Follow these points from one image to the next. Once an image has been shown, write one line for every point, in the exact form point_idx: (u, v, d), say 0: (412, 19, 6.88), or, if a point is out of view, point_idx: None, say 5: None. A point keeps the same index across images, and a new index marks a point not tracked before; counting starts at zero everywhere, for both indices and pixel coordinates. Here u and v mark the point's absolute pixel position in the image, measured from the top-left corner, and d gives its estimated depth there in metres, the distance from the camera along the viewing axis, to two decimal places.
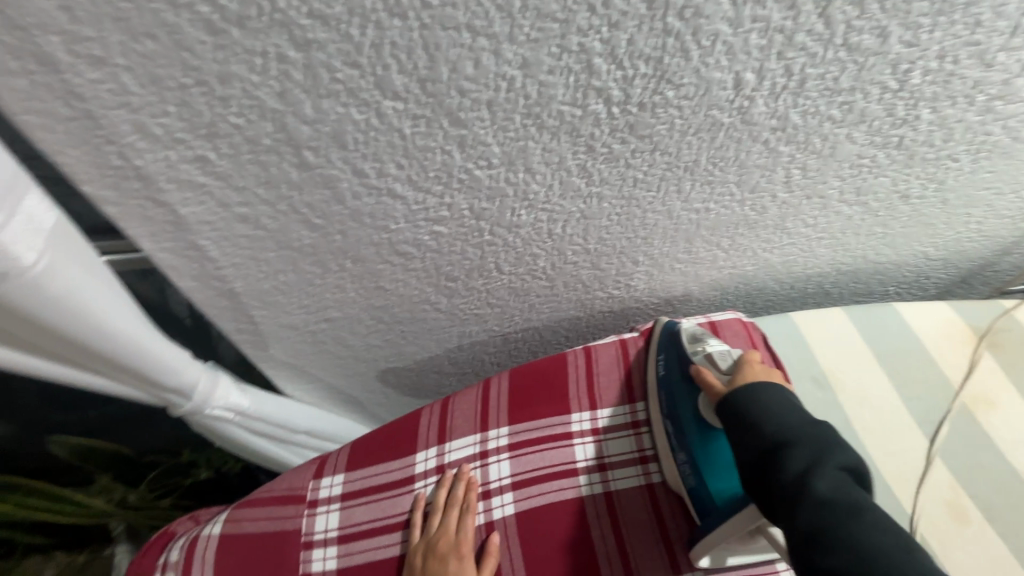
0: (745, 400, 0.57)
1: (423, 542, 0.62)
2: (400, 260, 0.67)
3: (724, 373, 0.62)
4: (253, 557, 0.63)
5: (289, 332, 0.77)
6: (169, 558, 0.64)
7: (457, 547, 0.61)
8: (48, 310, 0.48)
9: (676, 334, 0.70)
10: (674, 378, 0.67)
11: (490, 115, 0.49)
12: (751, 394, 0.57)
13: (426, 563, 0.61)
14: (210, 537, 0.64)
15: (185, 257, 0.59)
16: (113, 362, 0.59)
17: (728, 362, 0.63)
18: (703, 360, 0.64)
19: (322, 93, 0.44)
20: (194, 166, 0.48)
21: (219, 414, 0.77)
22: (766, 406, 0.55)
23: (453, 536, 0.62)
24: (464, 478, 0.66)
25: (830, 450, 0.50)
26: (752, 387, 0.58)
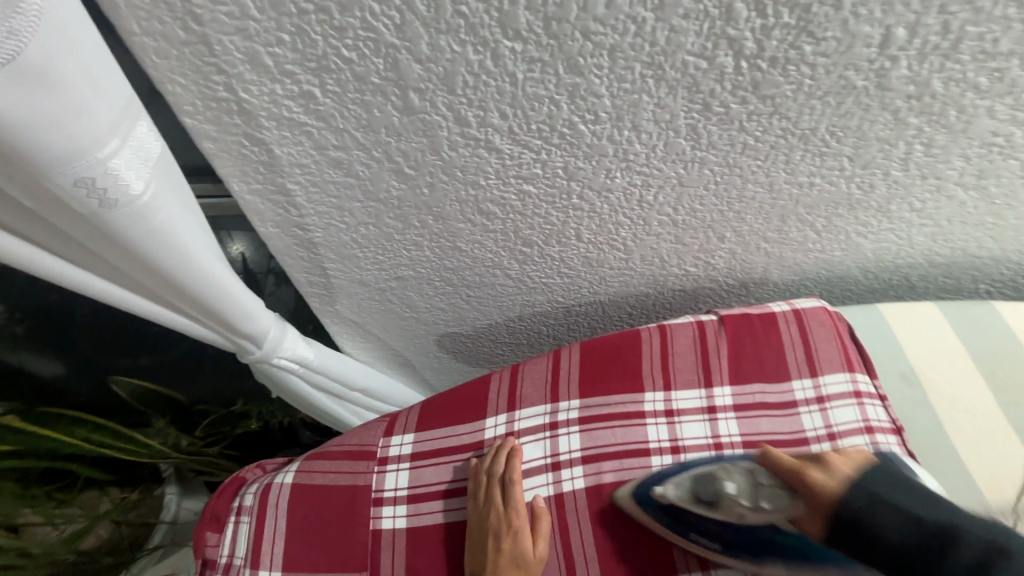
0: (862, 526, 0.48)
1: (476, 520, 0.60)
2: (483, 220, 0.64)
3: (793, 502, 0.53)
4: (322, 509, 0.63)
5: (358, 288, 0.76)
6: (243, 500, 0.65)
7: (507, 517, 0.59)
8: (148, 245, 0.48)
9: (673, 508, 0.59)
10: (736, 544, 0.57)
11: (609, 63, 0.45)
12: (854, 513, 0.49)
13: (482, 541, 0.59)
14: (282, 485, 0.65)
15: (272, 201, 0.59)
16: (196, 304, 0.59)
17: (777, 487, 0.55)
18: (754, 513, 0.55)
19: (442, 27, 0.41)
20: (297, 103, 0.47)
21: (285, 365, 0.77)
22: (894, 519, 0.47)
23: (503, 508, 0.59)
24: (508, 448, 0.63)
25: (991, 537, 0.45)
26: (844, 505, 0.49)
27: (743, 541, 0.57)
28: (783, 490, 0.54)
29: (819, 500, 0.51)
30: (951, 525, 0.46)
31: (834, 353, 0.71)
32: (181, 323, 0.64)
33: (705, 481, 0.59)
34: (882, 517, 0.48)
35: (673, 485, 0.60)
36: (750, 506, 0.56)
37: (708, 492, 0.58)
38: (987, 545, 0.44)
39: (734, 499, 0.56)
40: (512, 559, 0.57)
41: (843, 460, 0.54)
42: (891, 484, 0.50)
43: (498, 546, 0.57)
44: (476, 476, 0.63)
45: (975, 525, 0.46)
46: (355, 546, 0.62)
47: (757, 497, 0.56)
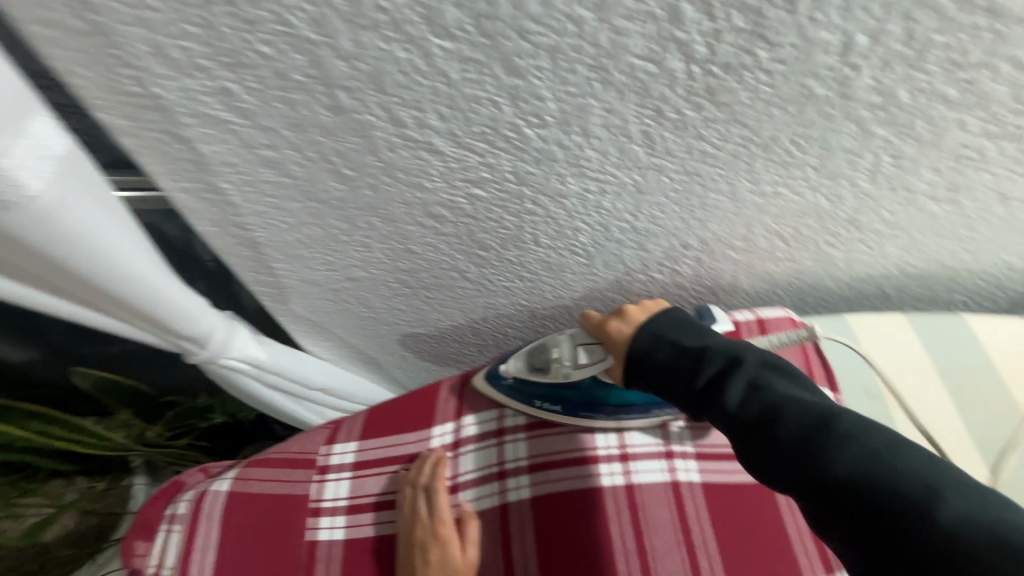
0: (644, 362, 0.56)
1: (405, 534, 0.59)
2: (432, 223, 0.62)
3: (599, 350, 0.62)
4: (257, 519, 0.62)
5: (310, 287, 0.74)
6: (178, 508, 0.63)
7: (436, 525, 0.58)
8: (56, 246, 0.45)
9: (517, 382, 0.65)
10: (573, 403, 0.64)
11: (550, 65, 0.42)
12: (639, 351, 0.57)
13: (415, 553, 0.58)
14: (218, 493, 0.63)
15: (205, 199, 0.56)
16: (123, 304, 0.56)
17: (591, 341, 0.62)
18: (575, 368, 0.62)
19: (363, 23, 0.38)
20: (217, 99, 0.44)
21: (233, 365, 0.75)
22: (663, 349, 0.55)
23: (430, 518, 0.58)
24: (433, 457, 0.62)
25: (740, 354, 0.52)
26: (631, 347, 0.57)
27: (577, 399, 0.64)
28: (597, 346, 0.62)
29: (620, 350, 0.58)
30: (709, 348, 0.53)
31: None
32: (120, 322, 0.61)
33: (539, 352, 0.65)
34: (658, 350, 0.56)
35: (513, 360, 0.66)
36: (573, 364, 0.62)
37: (540, 359, 0.65)
38: (730, 359, 0.52)
39: (561, 360, 0.63)
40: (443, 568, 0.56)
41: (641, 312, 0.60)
42: (670, 324, 0.57)
43: (430, 554, 0.57)
44: (399, 490, 0.62)
45: (729, 346, 0.53)
46: (291, 556, 0.60)
47: (578, 354, 0.63)
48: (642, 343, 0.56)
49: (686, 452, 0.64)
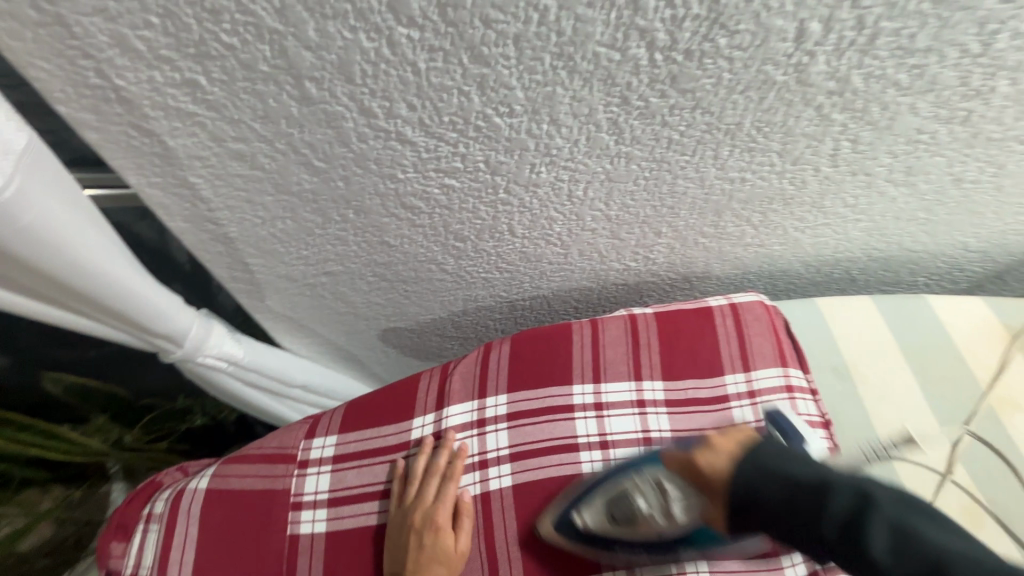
0: (748, 503, 0.46)
1: (399, 516, 0.60)
2: (408, 215, 0.62)
3: (691, 493, 0.53)
4: (238, 515, 0.61)
5: (286, 283, 0.73)
6: (155, 507, 0.63)
7: (433, 509, 0.58)
8: (19, 238, 0.44)
9: (599, 534, 0.59)
10: (662, 546, 0.58)
11: (517, 54, 0.43)
12: (737, 488, 0.47)
13: (404, 536, 0.58)
14: (196, 490, 0.63)
15: (175, 194, 0.55)
16: (94, 303, 0.56)
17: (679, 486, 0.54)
18: (668, 523, 0.56)
19: (327, 12, 0.38)
20: (183, 92, 0.43)
21: (209, 363, 0.74)
22: (772, 487, 0.45)
23: (432, 503, 0.59)
24: (448, 446, 0.63)
25: (868, 487, 0.42)
26: (730, 489, 0.47)
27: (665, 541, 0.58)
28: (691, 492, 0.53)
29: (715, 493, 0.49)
30: (828, 480, 0.43)
31: (766, 348, 0.70)
32: (93, 318, 0.60)
33: (618, 498, 0.58)
34: (760, 486, 0.45)
35: (587, 509, 0.59)
36: (663, 513, 0.56)
37: (623, 511, 0.58)
38: (859, 496, 0.41)
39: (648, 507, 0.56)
40: (434, 551, 0.56)
41: (730, 439, 0.51)
42: (769, 452, 0.48)
43: (421, 539, 0.57)
44: (402, 473, 0.62)
45: (853, 479, 0.43)
46: (272, 551, 0.60)
47: (668, 506, 0.55)
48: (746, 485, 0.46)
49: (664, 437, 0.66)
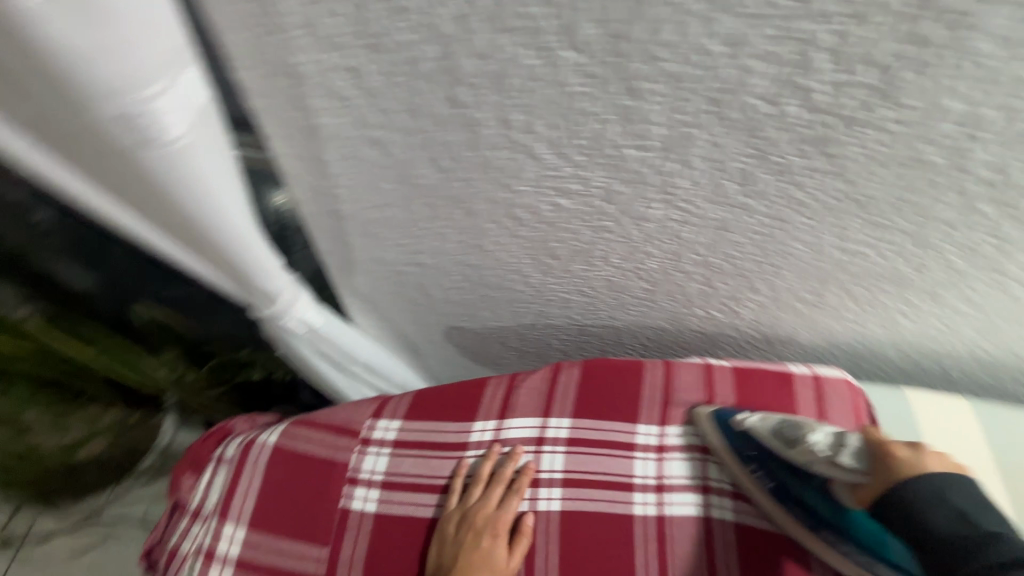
0: (905, 505, 0.45)
1: (458, 511, 0.60)
2: (511, 225, 0.63)
3: (854, 458, 0.50)
4: (297, 479, 0.64)
5: (377, 265, 0.76)
6: (227, 449, 0.67)
7: (493, 519, 0.59)
8: (181, 187, 0.49)
9: (754, 438, 0.60)
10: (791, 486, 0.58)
11: (669, 92, 0.43)
12: (908, 493, 0.45)
13: (458, 539, 0.58)
14: (265, 443, 0.66)
15: (307, 165, 0.59)
16: (216, 249, 0.60)
17: (852, 446, 0.51)
18: (825, 466, 0.52)
19: (501, 26, 0.40)
20: (346, 77, 0.46)
21: (291, 326, 0.78)
22: (939, 512, 0.43)
23: (493, 511, 0.60)
24: (515, 458, 0.63)
25: None
26: (902, 487, 0.45)
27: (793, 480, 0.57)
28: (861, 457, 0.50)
29: (886, 478, 0.47)
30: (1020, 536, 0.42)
31: (846, 426, 0.66)
32: (211, 263, 0.65)
33: (792, 428, 0.57)
34: (931, 506, 0.44)
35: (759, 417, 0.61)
36: (825, 457, 0.52)
37: (791, 434, 0.57)
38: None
39: (809, 449, 0.54)
40: (484, 559, 0.57)
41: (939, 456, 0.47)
42: (967, 489, 0.44)
43: (479, 545, 0.57)
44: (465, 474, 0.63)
45: None
46: (322, 520, 0.62)
47: (837, 452, 0.52)
48: (936, 479, 0.44)
49: (722, 489, 0.63)
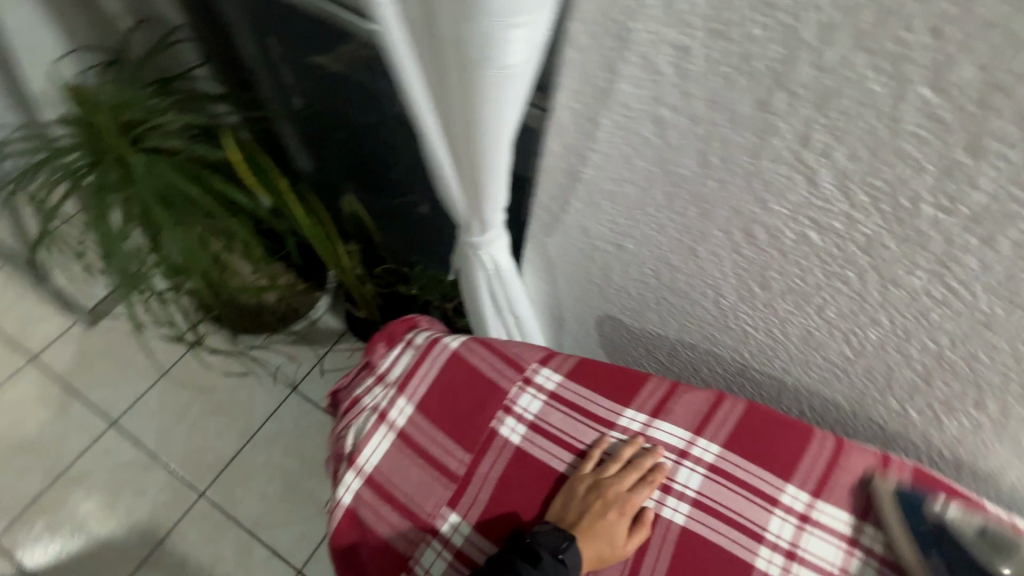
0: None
1: (591, 477, 0.64)
2: (740, 241, 0.63)
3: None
4: (463, 387, 0.69)
5: (579, 234, 0.80)
6: (415, 335, 0.72)
7: (621, 500, 0.62)
8: (486, 118, 0.56)
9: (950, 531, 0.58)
10: None
11: (1018, 161, 0.40)
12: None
13: (586, 501, 0.62)
14: (447, 345, 0.70)
15: (578, 122, 0.62)
16: (472, 176, 0.66)
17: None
18: None
19: (868, 45, 0.40)
20: (672, 54, 0.49)
21: (483, 258, 0.86)
22: None
23: (625, 491, 0.63)
24: (656, 455, 0.65)
25: None
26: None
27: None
28: None
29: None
30: None
31: None
32: (441, 194, 0.72)
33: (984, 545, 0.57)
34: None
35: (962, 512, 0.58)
36: None
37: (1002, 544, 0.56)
38: None
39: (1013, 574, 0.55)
40: (608, 532, 0.61)
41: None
42: None
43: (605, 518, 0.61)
44: (604, 449, 0.65)
45: None
46: (474, 429, 0.67)
47: None
48: None
49: None
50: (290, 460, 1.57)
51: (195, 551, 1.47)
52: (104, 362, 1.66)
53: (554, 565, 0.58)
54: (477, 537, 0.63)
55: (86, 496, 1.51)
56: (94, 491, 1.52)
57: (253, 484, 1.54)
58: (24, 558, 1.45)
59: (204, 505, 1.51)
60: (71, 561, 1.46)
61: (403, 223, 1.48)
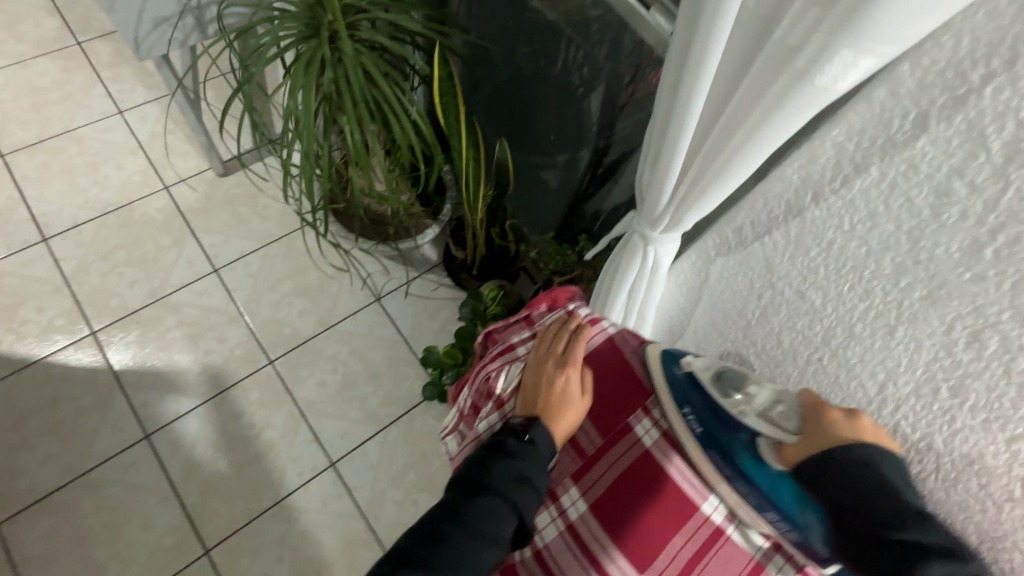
0: (835, 469, 0.55)
1: (532, 361, 0.67)
2: (957, 340, 0.59)
3: (794, 422, 0.60)
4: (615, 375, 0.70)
5: (761, 267, 0.78)
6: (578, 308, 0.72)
7: (563, 363, 0.65)
8: (769, 125, 0.53)
9: (695, 379, 0.65)
10: (713, 433, 0.64)
11: None
12: (832, 454, 0.55)
13: (534, 381, 0.65)
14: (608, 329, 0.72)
15: (841, 160, 0.61)
16: (701, 176, 0.64)
17: (794, 411, 0.61)
18: (766, 415, 0.61)
19: None
20: (1009, 132, 0.47)
21: (648, 257, 0.84)
22: (868, 478, 0.53)
23: (559, 355, 0.66)
24: (575, 321, 0.69)
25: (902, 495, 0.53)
26: (833, 453, 0.55)
27: (719, 433, 0.63)
28: (810, 427, 0.59)
29: (818, 436, 0.57)
30: (889, 492, 0.53)
31: None
32: (649, 183, 0.70)
33: (739, 376, 0.64)
34: (850, 480, 0.54)
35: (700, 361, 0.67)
36: (760, 409, 0.62)
37: (735, 382, 0.64)
38: None
39: (749, 401, 0.62)
40: (562, 395, 0.64)
41: (869, 431, 0.57)
42: (892, 466, 0.54)
43: (551, 385, 0.64)
44: (542, 333, 0.70)
45: None
46: (616, 420, 0.69)
47: (772, 407, 0.62)
48: (857, 458, 0.54)
49: None
50: (354, 360, 1.65)
51: (252, 409, 1.56)
52: (223, 214, 1.77)
53: (523, 445, 0.58)
54: (593, 519, 0.64)
55: (177, 324, 1.63)
56: (181, 324, 1.63)
57: (318, 370, 1.63)
58: (112, 357, 1.57)
59: (270, 372, 1.61)
60: (149, 375, 1.57)
61: (536, 183, 1.51)
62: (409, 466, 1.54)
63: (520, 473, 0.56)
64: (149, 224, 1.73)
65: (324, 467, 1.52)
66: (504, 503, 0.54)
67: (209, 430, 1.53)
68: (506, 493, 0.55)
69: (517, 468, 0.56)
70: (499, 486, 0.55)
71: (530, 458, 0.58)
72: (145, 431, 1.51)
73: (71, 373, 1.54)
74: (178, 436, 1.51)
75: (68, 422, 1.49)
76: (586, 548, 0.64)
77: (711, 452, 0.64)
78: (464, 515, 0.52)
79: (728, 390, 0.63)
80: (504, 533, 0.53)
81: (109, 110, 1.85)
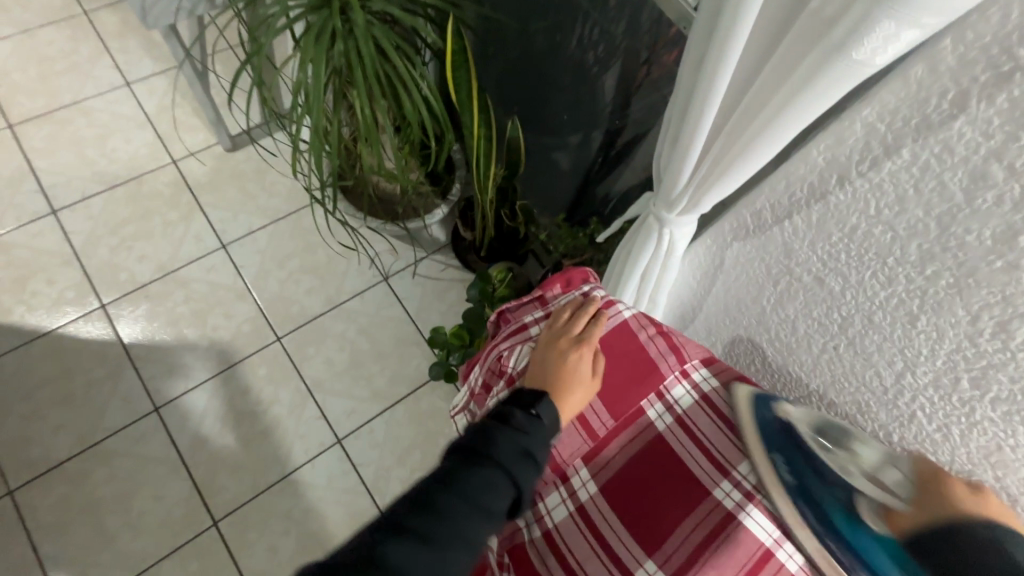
0: (956, 541, 0.54)
1: (546, 337, 0.67)
2: (983, 330, 0.57)
3: (907, 491, 0.59)
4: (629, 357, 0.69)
5: (778, 252, 0.76)
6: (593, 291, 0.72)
7: (578, 341, 0.65)
8: (797, 102, 0.51)
9: (789, 425, 0.66)
10: (807, 483, 0.62)
11: None
12: (957, 529, 0.54)
13: (546, 356, 0.65)
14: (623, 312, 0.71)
15: (871, 141, 0.59)
16: (724, 156, 0.62)
17: (906, 478, 0.60)
18: (875, 475, 0.61)
19: None
20: None
21: (664, 237, 0.82)
22: (996, 558, 0.52)
23: (574, 333, 0.65)
24: (594, 302, 0.68)
25: None
26: (952, 524, 0.55)
27: (813, 484, 0.62)
28: (927, 494, 0.58)
29: (936, 505, 0.56)
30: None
31: None
32: (670, 162, 0.68)
33: (840, 434, 0.66)
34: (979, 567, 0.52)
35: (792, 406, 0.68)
36: (870, 470, 0.62)
37: (835, 435, 0.66)
38: None
39: (857, 459, 0.63)
40: (573, 372, 0.63)
41: (995, 510, 0.56)
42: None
43: (563, 362, 0.63)
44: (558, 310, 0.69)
45: None
46: (627, 403, 0.68)
47: (880, 467, 0.62)
48: (984, 535, 0.53)
49: None
50: (361, 338, 1.65)
51: (259, 384, 1.57)
52: (231, 189, 1.75)
53: (528, 419, 0.58)
54: (601, 499, 0.65)
55: (185, 299, 1.63)
56: (189, 298, 1.64)
57: (325, 347, 1.63)
58: (121, 330, 1.58)
59: (277, 348, 1.61)
60: (158, 349, 1.57)
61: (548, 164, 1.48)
62: (415, 444, 1.55)
63: (521, 448, 0.55)
64: (157, 198, 1.72)
65: (330, 443, 1.53)
66: (503, 475, 0.53)
67: (217, 404, 1.54)
68: (504, 465, 0.54)
69: (517, 440, 0.55)
70: (498, 455, 0.54)
71: (534, 430, 0.57)
72: (154, 404, 1.52)
73: (81, 345, 1.56)
74: (186, 409, 1.53)
75: (78, 394, 1.51)
76: (592, 526, 0.64)
77: (801, 506, 0.62)
78: (462, 482, 0.52)
79: (828, 443, 0.65)
80: (502, 503, 0.52)
81: (116, 82, 1.83)
